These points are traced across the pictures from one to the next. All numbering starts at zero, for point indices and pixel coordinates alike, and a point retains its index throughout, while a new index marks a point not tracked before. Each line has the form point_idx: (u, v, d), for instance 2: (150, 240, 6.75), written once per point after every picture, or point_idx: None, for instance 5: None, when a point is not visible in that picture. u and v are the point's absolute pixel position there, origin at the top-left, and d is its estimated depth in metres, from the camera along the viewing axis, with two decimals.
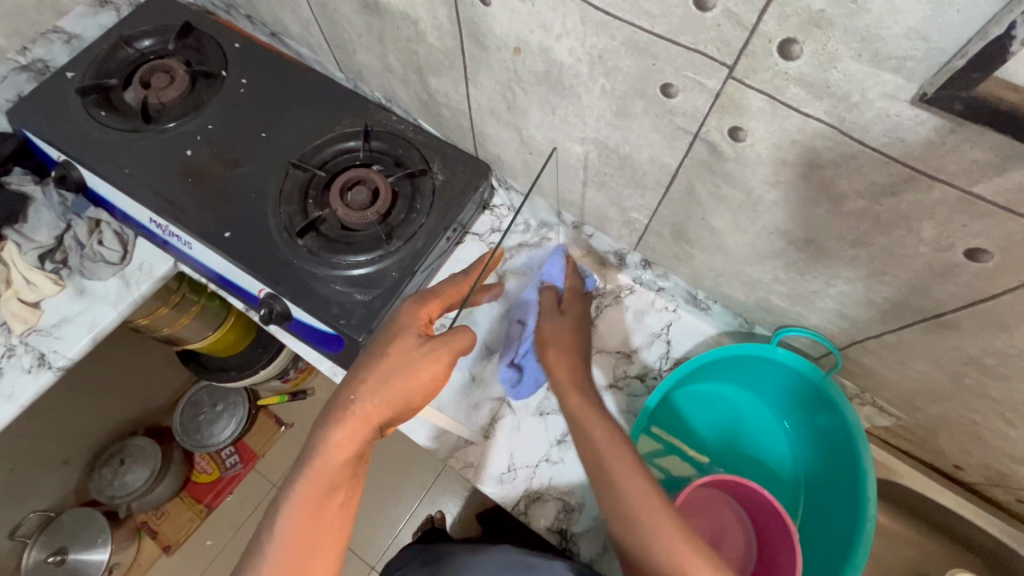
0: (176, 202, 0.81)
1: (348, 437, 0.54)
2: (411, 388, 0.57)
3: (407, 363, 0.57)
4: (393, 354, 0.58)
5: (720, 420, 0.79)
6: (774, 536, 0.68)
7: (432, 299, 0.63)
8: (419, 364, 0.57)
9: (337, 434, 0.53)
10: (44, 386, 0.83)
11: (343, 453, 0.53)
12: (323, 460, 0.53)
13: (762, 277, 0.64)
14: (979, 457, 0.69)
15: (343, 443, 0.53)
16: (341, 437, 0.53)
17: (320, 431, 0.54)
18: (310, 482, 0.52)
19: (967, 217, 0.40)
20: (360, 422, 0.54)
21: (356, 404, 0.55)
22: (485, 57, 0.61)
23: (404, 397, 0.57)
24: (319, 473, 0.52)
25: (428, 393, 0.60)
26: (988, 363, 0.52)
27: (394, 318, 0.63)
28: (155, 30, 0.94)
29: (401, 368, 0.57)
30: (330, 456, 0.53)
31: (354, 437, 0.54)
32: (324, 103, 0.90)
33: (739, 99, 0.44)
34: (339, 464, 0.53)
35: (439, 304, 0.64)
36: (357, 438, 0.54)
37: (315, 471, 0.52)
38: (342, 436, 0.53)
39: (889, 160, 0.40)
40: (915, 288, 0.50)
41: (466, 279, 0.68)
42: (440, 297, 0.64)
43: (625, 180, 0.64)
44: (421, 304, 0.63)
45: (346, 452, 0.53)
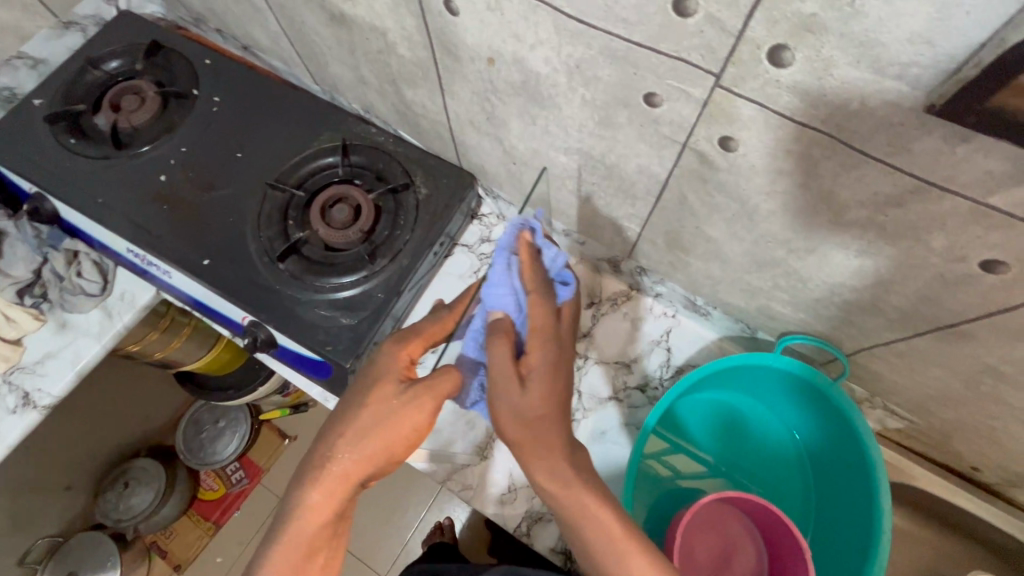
0: (152, 231, 0.79)
1: (326, 498, 0.52)
2: (392, 442, 0.54)
3: (387, 414, 0.54)
4: (369, 407, 0.54)
5: (727, 432, 0.76)
6: (786, 552, 0.65)
7: (413, 338, 0.59)
8: (401, 413, 0.54)
9: (312, 496, 0.51)
10: (30, 426, 0.81)
11: (320, 515, 0.51)
12: (299, 524, 0.51)
13: (762, 285, 0.60)
14: (997, 460, 0.66)
15: (322, 506, 0.51)
16: (318, 499, 0.51)
17: (296, 491, 0.52)
18: (286, 549, 0.50)
19: (981, 228, 0.37)
20: (338, 482, 0.52)
21: (333, 463, 0.52)
22: (459, 68, 0.58)
23: (384, 450, 0.54)
24: (294, 537, 0.51)
25: (413, 443, 0.56)
26: (1007, 372, 0.49)
27: (373, 360, 0.59)
28: (122, 50, 0.91)
29: (380, 421, 0.54)
30: (307, 521, 0.51)
31: (331, 497, 0.52)
32: (300, 118, 0.86)
33: (728, 108, 0.41)
34: (318, 526, 0.51)
35: (420, 344, 0.59)
36: (336, 498, 0.52)
37: (292, 537, 0.51)
38: (320, 497, 0.52)
39: (895, 171, 0.37)
40: (925, 299, 0.46)
41: (449, 312, 0.62)
42: (421, 337, 0.59)
43: (614, 190, 0.61)
44: (401, 345, 0.58)
45: (325, 513, 0.52)
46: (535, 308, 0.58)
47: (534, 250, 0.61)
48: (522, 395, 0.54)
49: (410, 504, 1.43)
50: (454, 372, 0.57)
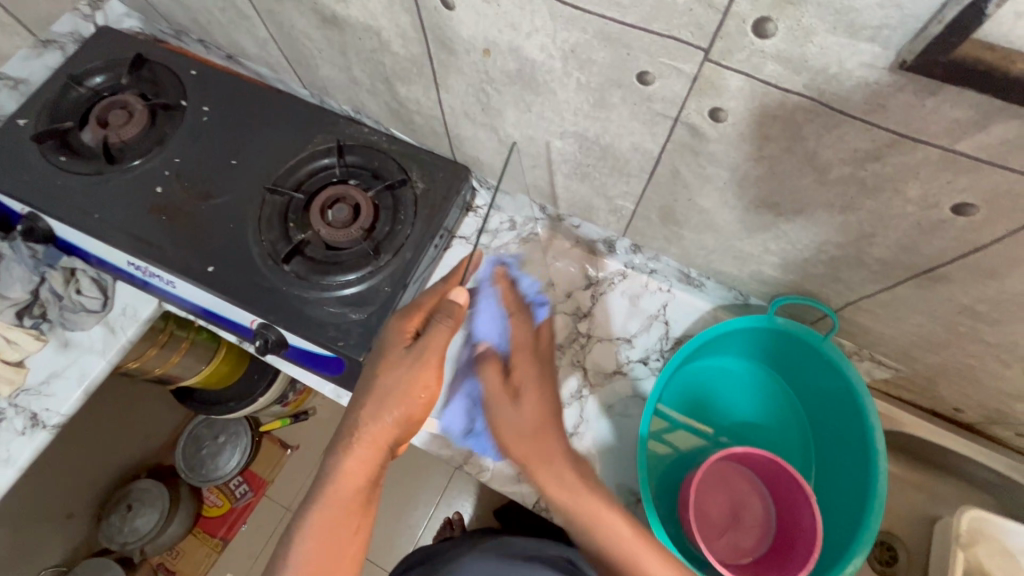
0: (152, 242, 0.79)
1: (358, 463, 0.55)
2: (409, 404, 0.56)
3: (399, 379, 0.56)
4: (383, 374, 0.57)
5: (728, 395, 0.80)
6: (791, 500, 0.68)
7: (415, 312, 0.61)
8: (413, 376, 0.57)
9: (347, 462, 0.54)
10: (40, 446, 0.80)
11: (354, 480, 0.54)
12: (336, 489, 0.54)
13: (754, 250, 0.64)
14: (978, 399, 0.71)
15: (355, 471, 0.54)
16: (351, 464, 0.55)
17: (331, 460, 0.55)
18: (325, 513, 0.53)
19: (952, 173, 0.41)
20: (368, 447, 0.55)
21: (360, 431, 0.55)
22: (454, 61, 0.60)
23: (402, 411, 0.56)
24: (332, 500, 0.54)
25: (430, 403, 0.58)
26: (981, 310, 0.54)
27: (380, 339, 0.62)
28: (105, 65, 0.91)
29: (395, 386, 0.56)
30: (342, 485, 0.54)
31: (364, 461, 0.55)
32: (292, 123, 0.88)
33: (717, 81, 0.44)
34: (353, 491, 0.54)
35: (422, 314, 0.60)
36: (368, 463, 0.55)
37: (330, 501, 0.53)
38: (352, 463, 0.55)
39: (872, 127, 0.41)
40: (906, 247, 0.51)
41: (445, 284, 0.65)
42: (421, 308, 0.61)
43: (609, 169, 0.64)
44: (405, 319, 0.61)
45: (359, 478, 0.55)
46: (517, 337, 0.69)
47: (513, 287, 0.72)
48: (517, 407, 0.64)
49: (418, 503, 1.45)
50: (448, 321, 0.59)
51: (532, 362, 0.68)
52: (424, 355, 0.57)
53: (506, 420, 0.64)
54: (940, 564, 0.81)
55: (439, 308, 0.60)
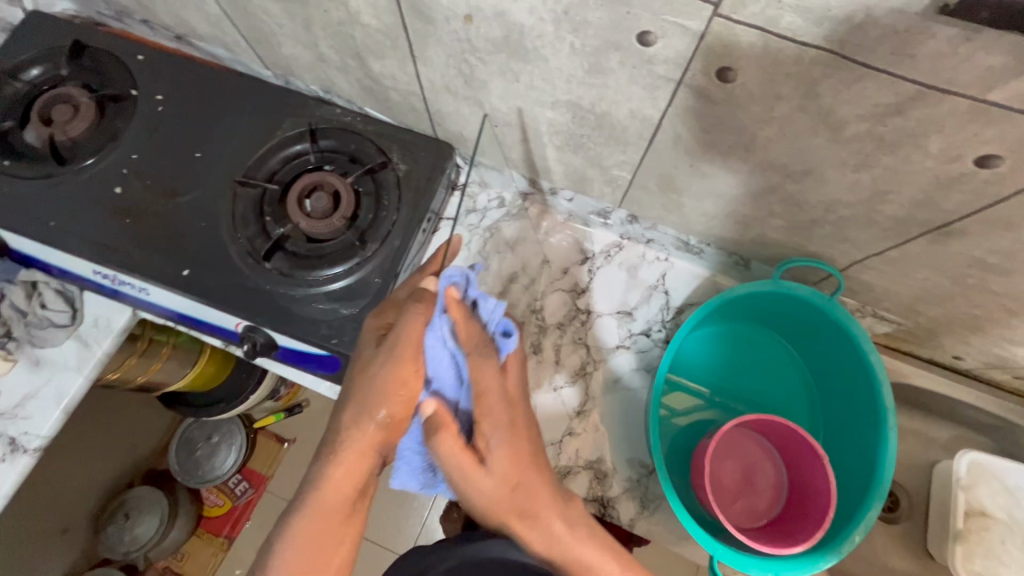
0: (118, 248, 0.73)
1: (343, 470, 0.52)
2: (391, 405, 0.52)
3: (375, 377, 0.53)
4: (361, 373, 0.54)
5: (734, 359, 0.79)
6: (805, 465, 0.68)
7: (390, 307, 0.58)
8: (386, 373, 0.53)
9: (331, 471, 0.52)
10: (24, 472, 0.76)
11: (339, 488, 0.51)
12: (318, 500, 0.51)
13: (757, 215, 0.62)
14: (979, 347, 0.71)
15: (340, 479, 0.52)
16: (335, 472, 0.52)
17: (315, 468, 0.52)
18: (308, 523, 0.51)
19: (979, 124, 0.39)
20: (353, 454, 0.52)
21: (343, 436, 0.52)
22: (433, 31, 0.55)
23: (386, 414, 0.52)
24: (316, 512, 0.51)
25: (414, 402, 0.54)
26: (993, 262, 0.53)
27: (358, 337, 0.59)
28: (41, 56, 0.83)
29: (371, 385, 0.53)
30: (326, 492, 0.51)
31: (350, 468, 0.52)
32: (256, 108, 0.81)
33: (726, 37, 0.41)
34: (338, 499, 0.51)
35: (396, 308, 0.57)
36: (354, 469, 0.52)
37: (312, 513, 0.51)
38: (337, 470, 0.52)
39: (897, 80, 0.38)
40: (920, 202, 0.49)
41: (419, 272, 0.61)
42: (395, 301, 0.58)
43: (604, 139, 0.61)
44: (379, 315, 0.58)
45: (344, 485, 0.52)
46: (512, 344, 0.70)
47: None
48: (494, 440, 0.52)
49: None
50: (419, 311, 0.53)
51: (503, 409, 0.53)
52: (396, 347, 0.53)
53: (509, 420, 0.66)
54: (942, 505, 0.83)
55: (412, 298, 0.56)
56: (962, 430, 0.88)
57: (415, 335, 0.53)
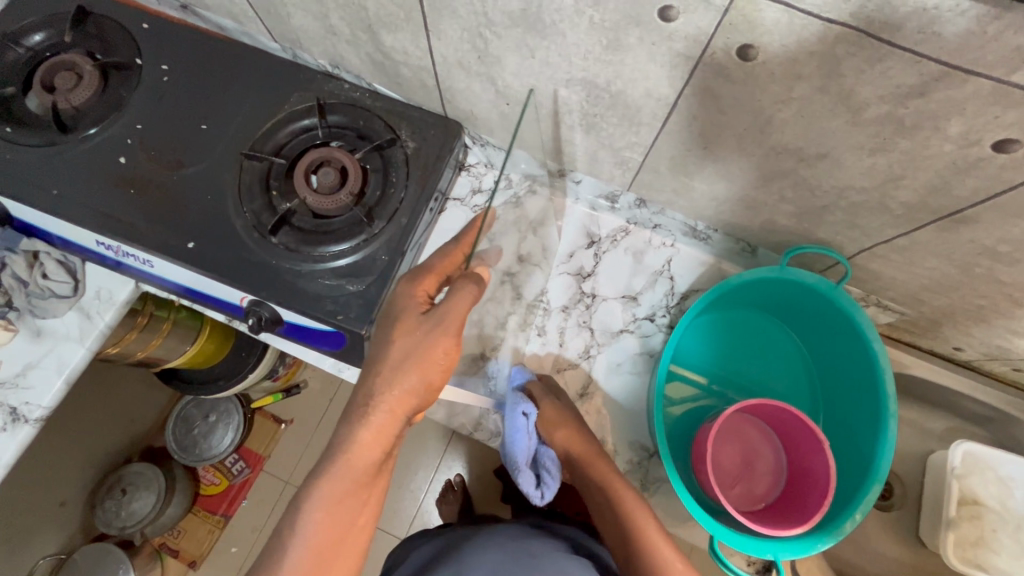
0: (122, 218, 0.73)
1: (375, 435, 0.52)
2: (429, 372, 0.53)
3: (417, 344, 0.53)
4: (398, 339, 0.54)
5: (736, 346, 0.79)
6: (803, 447, 0.69)
7: (426, 274, 0.58)
8: (430, 340, 0.53)
9: (362, 433, 0.52)
10: (25, 442, 0.76)
11: (370, 449, 0.52)
12: (348, 460, 0.51)
13: (768, 200, 0.62)
14: (980, 339, 0.72)
15: (370, 442, 0.52)
16: (368, 434, 0.52)
17: (344, 429, 0.52)
18: (336, 482, 0.51)
19: (1002, 107, 0.39)
20: (386, 415, 0.52)
21: (377, 398, 0.52)
22: (448, 3, 0.54)
23: (421, 380, 0.53)
24: (344, 471, 0.51)
25: (449, 369, 0.55)
26: (1002, 251, 0.53)
27: (387, 304, 0.58)
28: (44, 21, 0.81)
29: (412, 352, 0.53)
30: (355, 454, 0.51)
31: (381, 431, 0.52)
32: (263, 80, 0.80)
33: (751, 14, 0.41)
34: (367, 460, 0.52)
35: (434, 278, 0.58)
36: (385, 431, 0.53)
37: (342, 472, 0.51)
38: (368, 433, 0.52)
39: (920, 59, 0.38)
40: (935, 188, 0.49)
41: (457, 243, 0.61)
42: (434, 271, 0.58)
43: (618, 119, 0.60)
44: (414, 282, 0.58)
45: (374, 448, 0.52)
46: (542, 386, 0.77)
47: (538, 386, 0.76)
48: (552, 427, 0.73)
49: (418, 467, 1.44)
50: (468, 285, 0.55)
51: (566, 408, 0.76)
52: (443, 319, 0.54)
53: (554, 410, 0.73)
54: (936, 494, 0.84)
55: (459, 273, 0.57)
56: (958, 422, 0.89)
57: (461, 310, 0.54)
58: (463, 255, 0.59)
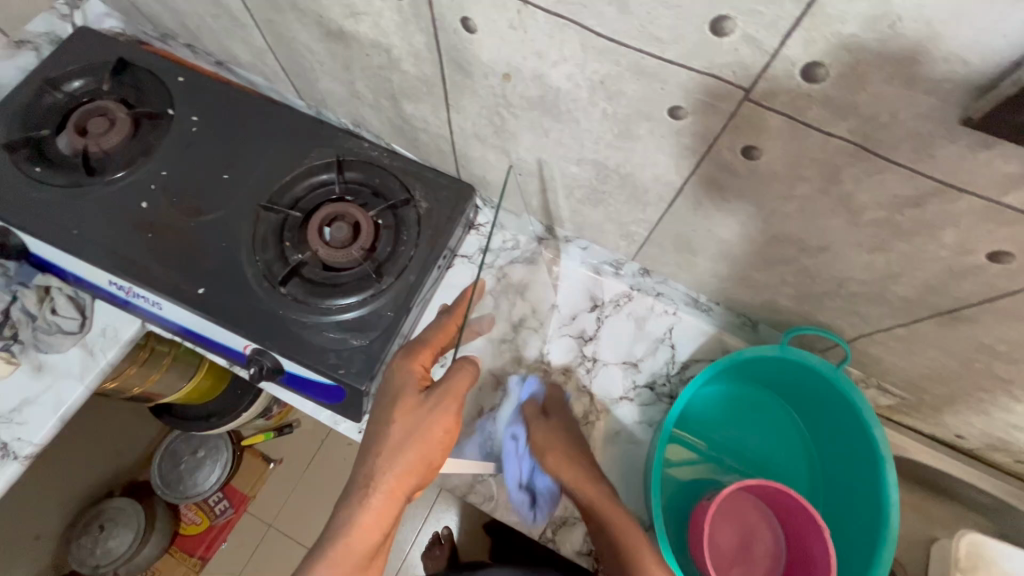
0: (137, 261, 0.74)
1: (375, 517, 0.53)
2: (429, 451, 0.55)
3: (418, 423, 0.56)
4: (400, 419, 0.57)
5: (736, 420, 0.79)
6: (803, 533, 0.68)
7: (422, 350, 0.63)
8: (432, 419, 0.56)
9: (362, 515, 0.53)
10: (10, 480, 0.74)
11: (369, 533, 0.53)
12: (349, 542, 0.52)
13: (769, 281, 0.63)
14: (981, 429, 0.71)
15: (371, 524, 0.53)
16: (367, 517, 0.53)
17: (344, 511, 0.54)
18: (334, 567, 0.51)
19: (994, 224, 0.40)
20: (386, 497, 0.54)
21: (376, 479, 0.54)
22: (470, 84, 0.58)
23: (421, 461, 0.55)
24: (343, 555, 0.52)
25: (448, 448, 0.57)
26: (1000, 350, 0.54)
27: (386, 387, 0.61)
28: (85, 69, 0.86)
29: (413, 433, 0.55)
30: (356, 539, 0.52)
31: (379, 515, 0.53)
32: (287, 136, 0.84)
33: (756, 121, 0.43)
34: (366, 544, 0.52)
35: (430, 353, 0.63)
36: (384, 513, 0.53)
37: (342, 553, 0.52)
38: (369, 517, 0.53)
39: (915, 175, 0.40)
40: (932, 287, 0.50)
41: (450, 316, 0.66)
42: (430, 346, 0.63)
43: (625, 197, 0.63)
44: (412, 357, 0.62)
45: (373, 531, 0.53)
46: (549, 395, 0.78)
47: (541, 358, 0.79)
48: (548, 426, 0.74)
49: (406, 519, 1.40)
50: (465, 366, 0.58)
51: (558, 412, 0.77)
52: (438, 401, 0.57)
53: (545, 437, 0.74)
54: None
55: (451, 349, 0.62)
56: (961, 510, 0.88)
57: (456, 391, 0.57)
58: (455, 330, 0.63)
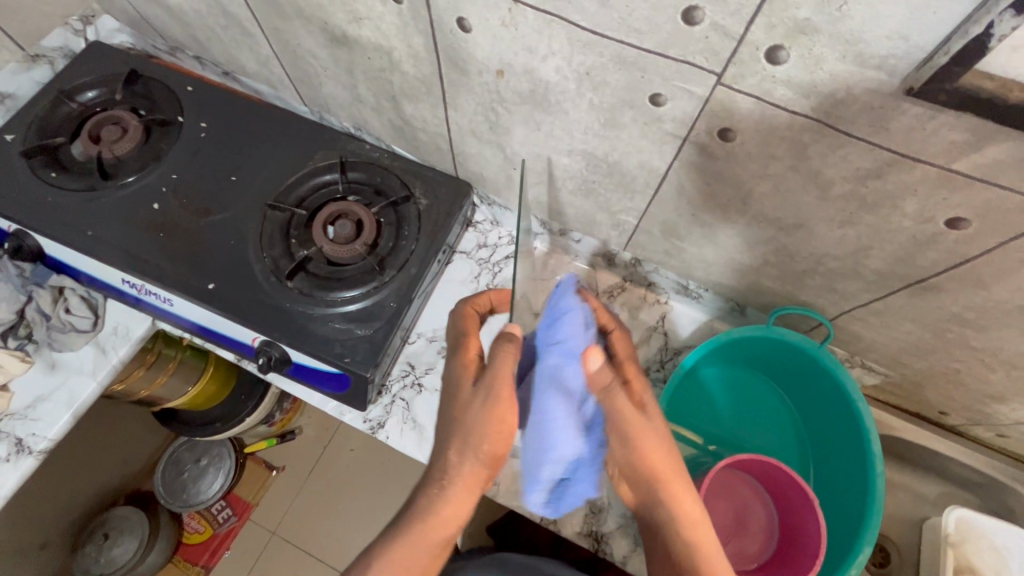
0: (149, 259, 0.78)
1: (451, 507, 0.54)
2: (493, 445, 0.53)
3: (475, 417, 0.54)
4: (462, 413, 0.55)
5: (727, 402, 0.82)
6: (795, 507, 0.70)
7: (471, 340, 0.61)
8: (489, 414, 0.53)
9: (440, 505, 0.54)
10: (25, 475, 0.77)
11: (445, 521, 0.54)
12: (423, 529, 0.54)
13: (752, 262, 0.67)
14: (961, 402, 0.74)
15: (448, 512, 0.54)
16: (443, 506, 0.54)
17: (420, 500, 0.55)
18: (410, 548, 0.53)
19: (947, 190, 0.44)
20: (458, 487, 0.55)
21: (450, 472, 0.55)
22: (466, 81, 0.62)
23: (486, 455, 0.54)
24: (421, 540, 0.53)
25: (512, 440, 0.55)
26: (969, 318, 0.57)
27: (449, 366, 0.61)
28: (98, 80, 0.90)
29: (473, 427, 0.54)
30: (434, 526, 0.54)
31: (456, 505, 0.54)
32: (291, 140, 0.88)
33: (728, 103, 0.47)
34: (442, 530, 0.54)
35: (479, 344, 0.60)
36: (460, 501, 0.54)
37: (417, 537, 0.53)
38: (446, 506, 0.54)
39: (874, 148, 0.44)
40: (901, 258, 0.54)
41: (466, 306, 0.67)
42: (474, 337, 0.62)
43: (614, 186, 0.66)
44: (468, 350, 0.60)
45: (450, 518, 0.54)
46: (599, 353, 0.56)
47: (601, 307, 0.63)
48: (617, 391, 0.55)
49: None
50: (505, 348, 0.53)
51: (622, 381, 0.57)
52: (493, 392, 0.53)
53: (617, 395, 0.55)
54: (932, 561, 0.83)
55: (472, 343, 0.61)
56: (951, 488, 0.90)
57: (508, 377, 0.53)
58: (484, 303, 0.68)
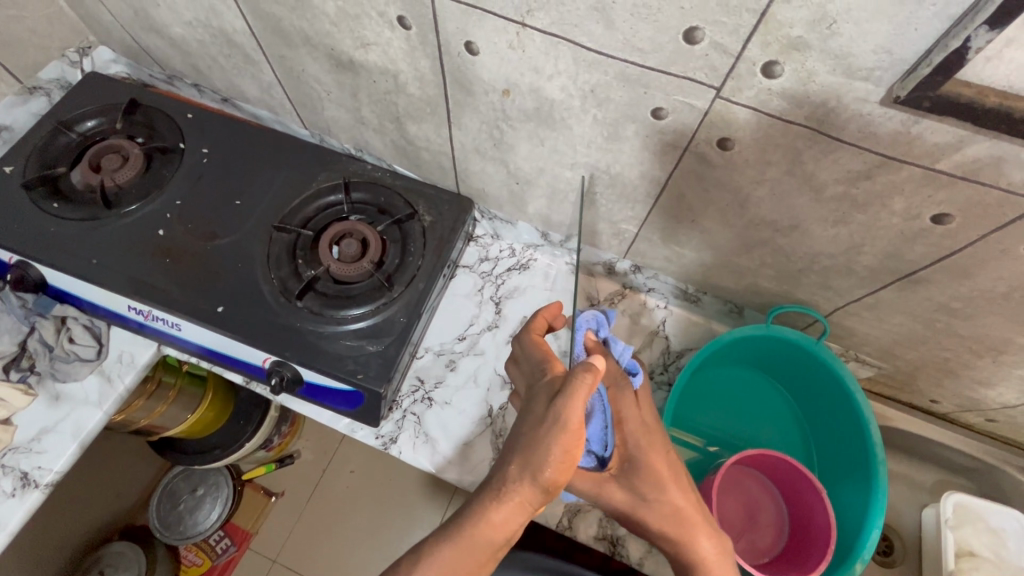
0: (156, 284, 0.78)
1: (502, 517, 0.50)
2: (560, 467, 0.48)
3: (546, 436, 0.49)
4: (531, 425, 0.50)
5: (731, 401, 0.85)
6: (804, 499, 0.72)
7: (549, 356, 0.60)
8: (563, 436, 0.48)
9: (492, 514, 0.49)
10: (32, 508, 0.75)
11: (495, 530, 0.49)
12: (471, 534, 0.49)
13: (750, 265, 0.70)
14: (951, 390, 0.78)
15: (499, 523, 0.50)
16: (497, 515, 0.50)
17: (476, 504, 0.51)
18: (454, 553, 0.49)
19: (932, 188, 0.48)
20: (514, 503, 0.50)
21: (508, 485, 0.50)
22: (471, 101, 0.64)
23: (550, 477, 0.48)
24: (468, 546, 0.49)
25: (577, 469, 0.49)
26: (956, 307, 0.61)
27: (531, 387, 0.59)
28: (97, 110, 0.91)
29: (540, 443, 0.49)
30: (482, 532, 0.49)
31: (508, 516, 0.50)
32: (293, 163, 0.89)
33: (726, 115, 0.50)
34: (489, 539, 0.50)
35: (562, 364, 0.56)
36: (512, 515, 0.50)
37: (464, 543, 0.49)
38: (499, 514, 0.50)
39: (863, 152, 0.47)
40: (890, 253, 0.57)
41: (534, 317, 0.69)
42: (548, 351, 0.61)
43: (616, 197, 0.69)
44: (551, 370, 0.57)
45: (500, 528, 0.50)
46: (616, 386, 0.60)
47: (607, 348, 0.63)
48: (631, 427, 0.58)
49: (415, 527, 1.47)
50: (585, 374, 0.50)
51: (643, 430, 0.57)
52: (562, 417, 0.49)
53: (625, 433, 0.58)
54: (935, 546, 0.86)
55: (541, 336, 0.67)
56: (945, 474, 0.93)
57: (579, 404, 0.49)
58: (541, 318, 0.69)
